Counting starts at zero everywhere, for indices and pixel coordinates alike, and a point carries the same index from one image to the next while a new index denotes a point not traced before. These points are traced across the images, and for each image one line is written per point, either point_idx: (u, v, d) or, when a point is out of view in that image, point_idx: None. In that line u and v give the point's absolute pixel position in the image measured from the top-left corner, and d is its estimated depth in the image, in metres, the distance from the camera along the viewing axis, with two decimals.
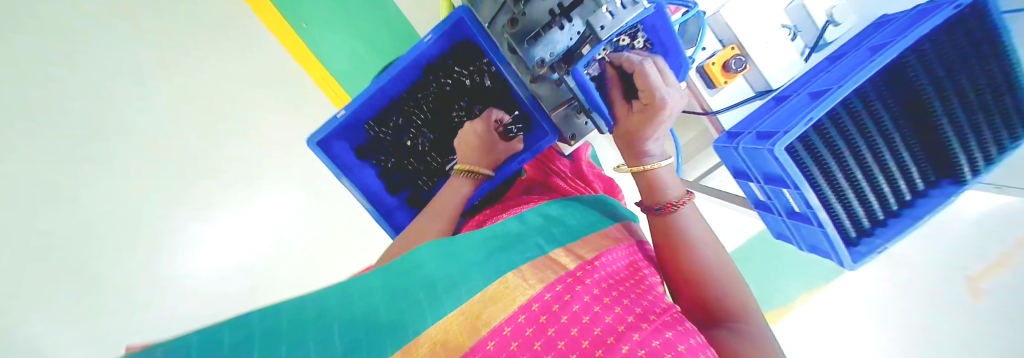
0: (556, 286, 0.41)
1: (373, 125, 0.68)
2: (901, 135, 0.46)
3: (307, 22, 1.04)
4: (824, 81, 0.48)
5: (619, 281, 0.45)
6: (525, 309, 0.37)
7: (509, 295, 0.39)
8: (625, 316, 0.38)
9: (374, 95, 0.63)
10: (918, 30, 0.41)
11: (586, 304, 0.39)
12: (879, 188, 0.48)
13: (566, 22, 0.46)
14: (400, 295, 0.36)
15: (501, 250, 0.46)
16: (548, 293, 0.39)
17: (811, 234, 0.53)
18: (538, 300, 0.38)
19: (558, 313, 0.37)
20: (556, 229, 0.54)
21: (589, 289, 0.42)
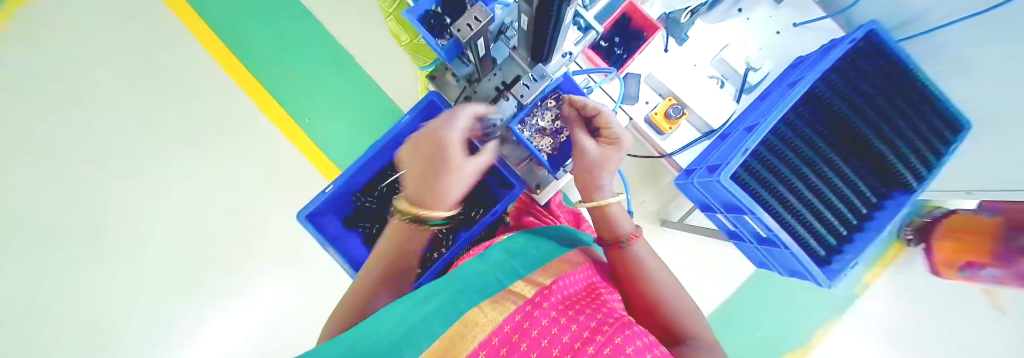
0: (516, 314, 0.37)
1: (360, 195, 0.73)
2: (813, 166, 0.67)
3: (309, 116, 1.10)
4: (750, 120, 0.75)
5: (576, 303, 0.41)
6: (486, 345, 0.32)
7: (471, 329, 0.35)
8: (581, 333, 0.34)
9: (360, 169, 0.69)
10: (810, 77, 0.65)
11: (542, 327, 0.35)
12: (829, 206, 0.65)
13: (509, 93, 0.50)
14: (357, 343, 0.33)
15: (463, 292, 0.43)
16: (509, 324, 0.35)
17: (781, 252, 0.68)
18: (499, 332, 0.34)
19: (520, 341, 0.33)
20: (516, 262, 0.51)
21: (547, 313, 0.38)
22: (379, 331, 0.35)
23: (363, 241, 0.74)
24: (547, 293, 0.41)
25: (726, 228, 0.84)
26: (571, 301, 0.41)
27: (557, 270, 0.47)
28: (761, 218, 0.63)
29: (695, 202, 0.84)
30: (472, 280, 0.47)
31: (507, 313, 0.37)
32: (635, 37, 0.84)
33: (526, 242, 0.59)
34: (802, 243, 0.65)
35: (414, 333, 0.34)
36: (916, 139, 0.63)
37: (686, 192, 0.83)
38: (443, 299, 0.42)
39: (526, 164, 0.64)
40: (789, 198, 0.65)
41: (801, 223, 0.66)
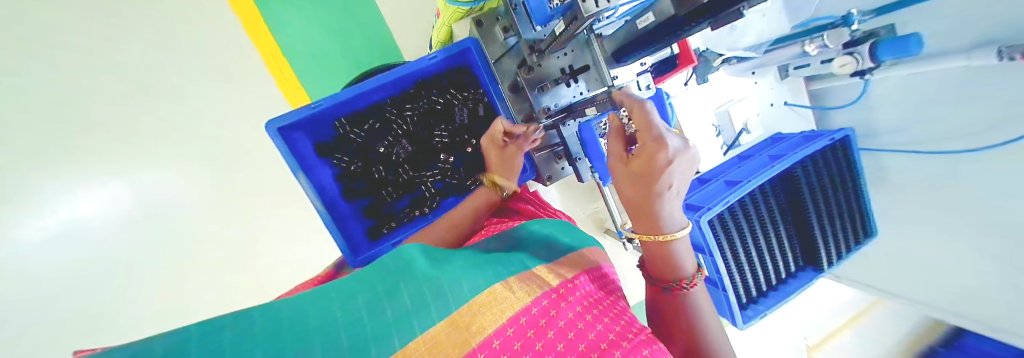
0: (542, 298, 0.35)
1: (344, 124, 0.61)
2: (765, 229, 0.78)
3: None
4: (734, 174, 0.83)
5: (600, 299, 0.39)
6: (512, 322, 0.31)
7: (494, 305, 0.33)
8: (606, 334, 0.32)
9: (357, 95, 0.57)
10: (796, 156, 0.74)
11: (570, 317, 0.34)
12: (762, 265, 0.79)
13: (573, 80, 0.46)
14: (370, 307, 0.31)
15: (487, 261, 0.42)
16: (535, 307, 0.34)
17: (715, 291, 0.80)
18: (527, 313, 0.32)
19: (547, 328, 0.32)
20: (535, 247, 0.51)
21: (573, 306, 0.35)
22: (398, 295, 0.33)
23: (335, 175, 0.64)
24: (572, 286, 0.39)
25: None
26: (595, 297, 0.39)
27: (579, 262, 0.46)
28: (714, 261, 0.72)
29: None
30: (491, 257, 0.45)
31: (535, 297, 0.35)
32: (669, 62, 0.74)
33: (547, 227, 0.56)
34: (735, 288, 0.77)
35: (445, 292, 0.32)
36: (838, 232, 0.79)
37: None
38: (459, 266, 0.39)
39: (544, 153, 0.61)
40: (739, 251, 0.76)
41: (740, 273, 0.78)
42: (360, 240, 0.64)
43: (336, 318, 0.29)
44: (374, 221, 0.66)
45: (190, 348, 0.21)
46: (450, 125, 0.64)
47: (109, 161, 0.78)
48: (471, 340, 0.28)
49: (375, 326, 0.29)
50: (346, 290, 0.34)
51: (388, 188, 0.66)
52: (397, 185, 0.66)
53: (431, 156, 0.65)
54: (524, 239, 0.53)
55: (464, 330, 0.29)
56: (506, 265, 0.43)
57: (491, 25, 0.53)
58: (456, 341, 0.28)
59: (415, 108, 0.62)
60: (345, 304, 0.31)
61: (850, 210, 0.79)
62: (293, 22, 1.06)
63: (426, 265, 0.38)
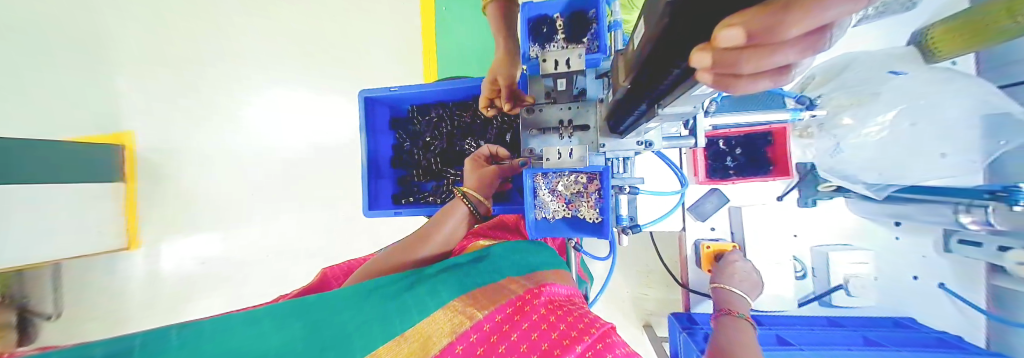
0: (498, 312, 0.39)
1: (414, 110, 0.79)
2: None
3: None
4: (793, 334, 0.64)
5: (564, 305, 0.43)
6: (476, 329, 0.36)
7: (458, 317, 0.38)
8: (570, 332, 0.36)
9: (425, 92, 0.73)
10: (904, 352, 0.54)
11: (532, 322, 0.38)
12: None
13: (568, 134, 0.47)
14: (343, 326, 0.34)
15: (455, 271, 0.47)
16: (498, 315, 0.39)
17: None
18: (486, 323, 0.37)
19: (510, 331, 0.37)
20: (511, 255, 0.53)
21: (533, 313, 0.40)
22: (373, 308, 0.37)
23: (392, 143, 0.81)
24: (537, 292, 0.44)
25: None
26: (557, 304, 0.42)
27: (545, 277, 0.49)
28: None
29: (671, 348, 0.77)
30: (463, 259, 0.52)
31: (494, 310, 0.39)
32: (756, 142, 0.71)
33: (521, 246, 0.57)
34: None
35: (406, 311, 0.37)
36: None
37: (672, 333, 0.76)
38: (435, 284, 0.43)
39: None
40: None
41: None
42: (386, 198, 0.78)
43: (267, 343, 0.30)
44: (401, 190, 0.80)
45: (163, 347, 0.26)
46: (481, 140, 0.72)
47: (255, 77, 1.08)
48: (434, 349, 0.34)
49: (330, 337, 0.32)
50: (323, 297, 0.37)
51: (419, 169, 0.78)
52: (426, 171, 0.77)
53: (460, 159, 0.74)
54: (493, 247, 0.55)
55: (442, 329, 0.36)
56: (475, 275, 0.47)
57: (498, 90, 0.49)
58: (415, 348, 0.34)
59: (463, 116, 0.74)
60: (282, 328, 0.32)
61: None
62: None
63: (393, 293, 0.40)
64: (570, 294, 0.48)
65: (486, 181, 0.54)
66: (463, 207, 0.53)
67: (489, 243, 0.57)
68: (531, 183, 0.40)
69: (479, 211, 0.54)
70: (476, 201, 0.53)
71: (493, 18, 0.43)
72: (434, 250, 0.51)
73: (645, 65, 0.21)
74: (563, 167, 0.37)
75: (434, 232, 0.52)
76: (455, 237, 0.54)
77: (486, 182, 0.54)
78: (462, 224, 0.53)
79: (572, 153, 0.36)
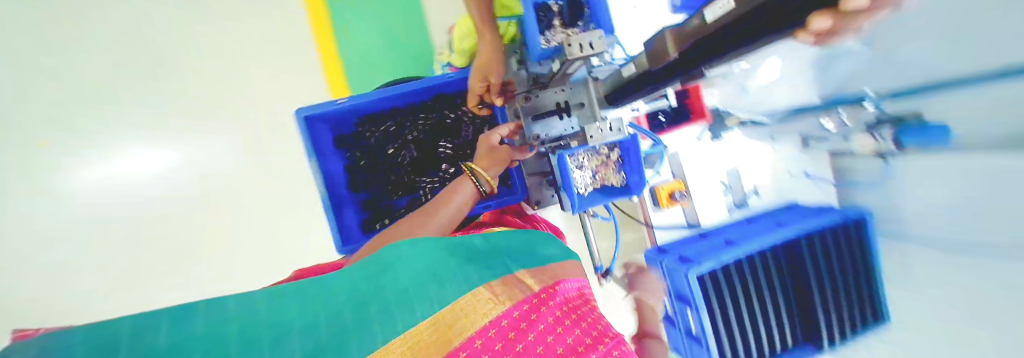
0: (522, 304, 0.36)
1: (364, 122, 0.70)
2: (762, 300, 0.76)
3: None
4: (733, 235, 0.83)
5: (578, 304, 0.40)
6: (494, 324, 0.33)
7: (479, 308, 0.34)
8: (584, 338, 0.34)
9: (380, 99, 0.65)
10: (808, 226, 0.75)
11: (549, 325, 0.35)
12: (755, 337, 0.75)
13: (567, 113, 0.49)
14: (375, 290, 0.33)
15: (472, 256, 0.44)
16: (517, 311, 0.35)
17: (701, 350, 0.79)
18: (508, 316, 0.34)
19: (527, 330, 0.34)
20: (521, 249, 0.50)
21: (551, 312, 0.37)
22: (390, 291, 0.33)
23: (345, 165, 0.70)
24: (553, 291, 0.40)
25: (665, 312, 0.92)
26: (574, 303, 0.40)
27: (560, 272, 0.46)
28: (699, 316, 0.73)
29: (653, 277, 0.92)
30: (483, 249, 0.47)
31: (514, 304, 0.36)
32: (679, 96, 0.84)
33: (532, 238, 0.55)
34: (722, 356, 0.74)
35: (427, 293, 0.34)
36: (850, 320, 0.74)
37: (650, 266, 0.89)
38: (460, 260, 0.41)
39: (537, 178, 0.63)
40: (731, 321, 0.75)
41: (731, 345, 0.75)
42: (354, 228, 0.67)
43: (283, 321, 0.27)
44: (368, 215, 0.69)
45: (180, 314, 0.24)
46: (455, 139, 0.69)
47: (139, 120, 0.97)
48: (454, 341, 0.31)
49: (349, 318, 0.29)
50: (359, 262, 0.37)
51: (389, 187, 0.69)
52: (398, 185, 0.69)
53: (436, 165, 0.69)
54: (504, 237, 0.53)
55: (461, 318, 0.33)
56: (491, 262, 0.44)
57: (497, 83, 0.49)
58: (433, 339, 0.30)
59: (429, 119, 0.69)
60: (296, 309, 0.29)
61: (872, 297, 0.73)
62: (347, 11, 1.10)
63: (411, 270, 0.37)
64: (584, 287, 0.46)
65: (492, 156, 0.54)
66: (470, 183, 0.52)
67: (502, 230, 0.56)
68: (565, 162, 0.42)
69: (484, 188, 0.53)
70: (483, 179, 0.53)
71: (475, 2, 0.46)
72: (443, 223, 0.49)
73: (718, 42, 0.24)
74: (606, 140, 0.42)
75: (444, 203, 0.50)
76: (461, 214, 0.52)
77: (493, 162, 0.54)
78: (468, 203, 0.52)
79: (611, 126, 0.42)
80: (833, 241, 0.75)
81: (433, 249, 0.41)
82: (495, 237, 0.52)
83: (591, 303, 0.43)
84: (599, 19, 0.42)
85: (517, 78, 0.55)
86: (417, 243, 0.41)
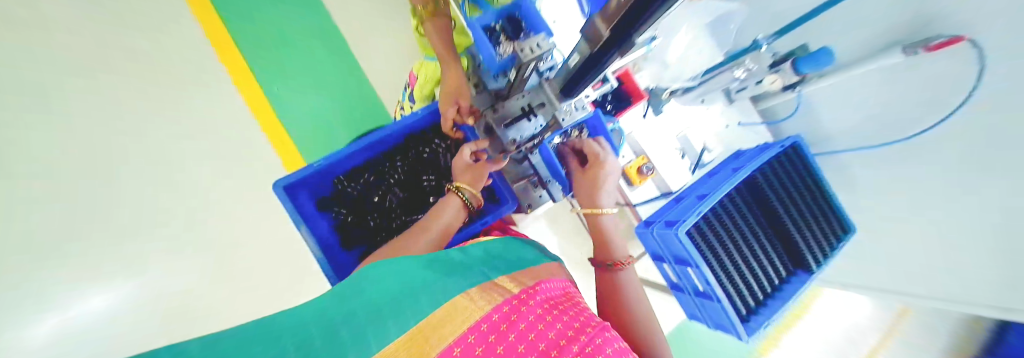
0: (503, 304, 0.34)
1: (342, 179, 0.70)
2: (746, 239, 0.83)
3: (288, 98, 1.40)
4: (700, 189, 0.90)
5: (560, 302, 0.39)
6: (473, 330, 0.30)
7: (455, 316, 0.31)
8: (566, 331, 0.32)
9: (355, 151, 0.67)
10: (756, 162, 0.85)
11: (530, 322, 0.32)
12: (752, 275, 0.81)
13: (534, 115, 0.55)
14: (341, 323, 0.30)
15: (447, 274, 0.42)
16: (496, 313, 0.32)
17: (714, 307, 0.80)
18: (487, 320, 0.31)
19: (508, 331, 0.30)
20: (498, 263, 0.49)
21: (532, 310, 0.35)
22: (362, 321, 0.30)
23: (332, 227, 0.69)
24: (532, 292, 0.38)
25: (670, 280, 0.97)
26: (555, 300, 0.38)
27: (541, 275, 0.45)
28: (701, 271, 0.76)
29: (649, 251, 0.98)
30: (456, 265, 0.45)
31: (491, 308, 0.33)
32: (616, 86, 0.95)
33: (507, 248, 0.57)
34: (732, 300, 0.78)
35: (405, 310, 0.32)
36: (817, 232, 0.84)
37: (643, 240, 0.95)
38: (433, 280, 0.39)
39: (522, 183, 0.68)
40: (728, 265, 0.79)
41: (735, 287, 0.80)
42: None
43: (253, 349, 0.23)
44: None
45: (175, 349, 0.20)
46: (436, 170, 0.72)
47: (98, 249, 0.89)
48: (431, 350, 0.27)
49: (322, 346, 0.26)
50: (324, 303, 0.35)
51: (382, 234, 0.69)
52: (391, 230, 0.69)
53: (423, 200, 0.71)
54: (480, 252, 0.53)
55: (439, 328, 0.30)
56: (466, 277, 0.42)
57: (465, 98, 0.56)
58: (412, 349, 0.27)
59: (406, 159, 0.72)
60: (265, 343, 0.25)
61: (825, 203, 0.86)
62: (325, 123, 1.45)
63: (382, 299, 0.34)
64: (567, 285, 0.47)
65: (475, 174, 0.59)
66: (457, 198, 0.57)
67: (480, 243, 0.56)
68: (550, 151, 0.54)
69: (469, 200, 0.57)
70: (470, 194, 0.58)
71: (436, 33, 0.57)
72: (429, 240, 0.51)
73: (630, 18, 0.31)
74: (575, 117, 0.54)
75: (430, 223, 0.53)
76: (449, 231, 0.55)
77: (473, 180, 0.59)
78: (457, 215, 0.57)
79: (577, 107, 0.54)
80: (785, 168, 0.88)
81: (401, 277, 0.39)
82: (475, 250, 0.53)
83: (572, 298, 0.42)
84: (538, 27, 0.50)
85: (477, 101, 0.60)
86: (386, 275, 0.39)
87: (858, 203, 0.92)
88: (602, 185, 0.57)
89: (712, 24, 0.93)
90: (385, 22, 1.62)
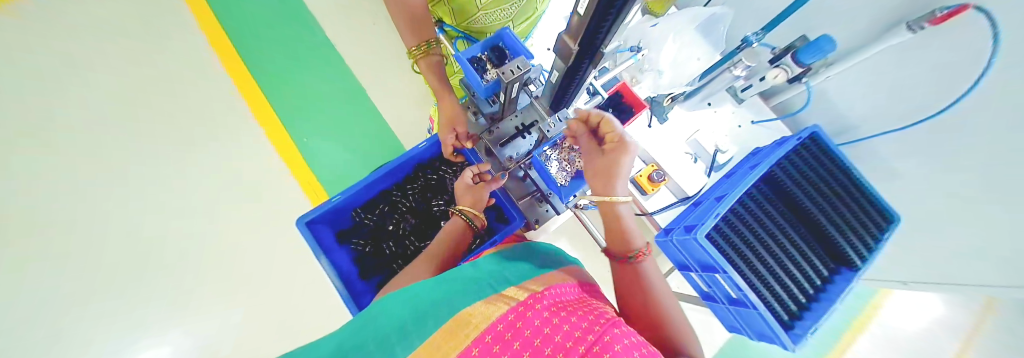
0: (508, 313, 0.32)
1: (358, 212, 0.75)
2: (776, 238, 0.78)
3: (307, 138, 1.58)
4: (721, 189, 0.85)
5: (572, 304, 0.37)
6: (478, 343, 0.28)
7: (460, 330, 0.30)
8: (573, 333, 0.29)
9: (368, 184, 0.72)
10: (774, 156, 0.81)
11: (535, 328, 0.30)
12: (790, 277, 0.74)
13: (528, 132, 0.61)
14: (347, 355, 0.29)
15: (459, 287, 0.41)
16: (501, 323, 0.31)
17: (751, 314, 0.73)
18: (491, 330, 0.29)
19: (512, 340, 0.28)
20: (510, 271, 0.48)
21: (538, 313, 0.33)
22: (368, 346, 0.30)
23: (352, 257, 0.73)
24: (539, 297, 0.36)
25: (701, 290, 0.91)
26: (566, 303, 0.36)
27: (554, 280, 0.43)
28: (730, 277, 0.71)
29: (674, 260, 0.92)
30: (469, 277, 0.44)
31: (494, 319, 0.31)
32: (615, 98, 0.95)
33: (522, 255, 0.54)
34: (770, 306, 0.71)
35: (410, 330, 0.31)
36: (857, 226, 0.77)
37: (665, 249, 0.91)
38: (439, 297, 0.38)
39: (526, 200, 0.68)
40: (760, 267, 0.73)
41: (770, 291, 0.73)
42: None
43: None
44: None
45: None
46: (445, 195, 0.75)
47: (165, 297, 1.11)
48: None
49: None
50: (337, 331, 0.35)
51: (398, 261, 0.72)
52: (406, 256, 0.72)
53: (435, 224, 0.73)
54: (494, 257, 0.51)
55: (443, 346, 0.28)
56: (476, 289, 0.40)
57: (461, 127, 0.60)
58: None
59: (416, 187, 0.76)
60: None
61: (862, 195, 0.79)
62: (348, 164, 1.59)
63: (391, 322, 0.33)
64: (583, 289, 0.45)
65: (478, 196, 0.60)
66: (460, 220, 0.59)
67: (497, 250, 0.54)
68: (542, 164, 0.56)
69: (473, 221, 0.59)
70: (473, 216, 0.59)
71: (431, 72, 0.63)
72: (440, 263, 0.52)
73: (596, 26, 0.33)
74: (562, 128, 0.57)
75: (439, 247, 0.54)
76: (457, 253, 0.56)
77: (476, 202, 0.60)
78: (463, 239, 0.58)
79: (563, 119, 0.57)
80: (807, 161, 0.84)
81: (413, 297, 0.39)
82: (488, 262, 0.50)
83: (592, 303, 0.40)
84: (520, 53, 0.54)
85: (474, 127, 0.64)
86: (399, 295, 0.39)
87: (895, 191, 0.86)
88: (619, 168, 0.49)
89: (701, 29, 0.95)
90: (394, 64, 1.75)
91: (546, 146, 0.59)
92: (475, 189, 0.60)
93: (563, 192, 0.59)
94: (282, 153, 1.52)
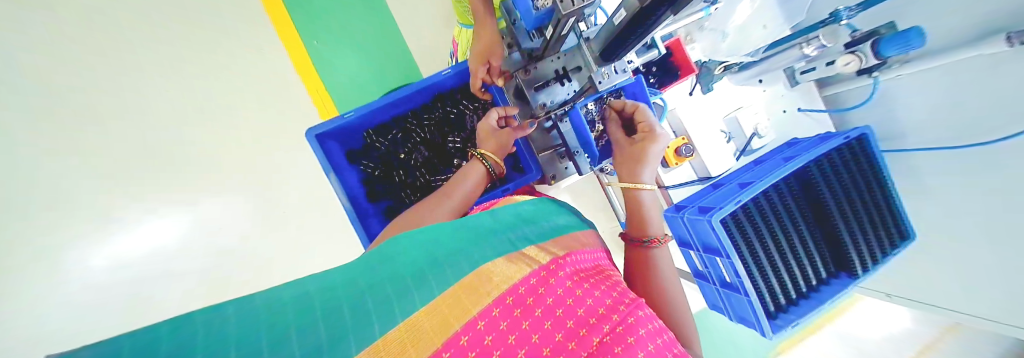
0: (531, 276, 0.33)
1: (370, 134, 0.71)
2: (789, 236, 0.76)
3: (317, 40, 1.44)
4: (749, 176, 0.81)
5: (591, 275, 0.36)
6: (499, 303, 0.29)
7: (482, 287, 0.30)
8: (596, 308, 0.31)
9: (383, 107, 0.67)
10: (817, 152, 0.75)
11: (558, 297, 0.31)
12: (790, 274, 0.75)
13: (567, 80, 0.54)
14: (367, 290, 0.29)
15: (477, 238, 0.40)
16: (524, 285, 0.31)
17: (739, 300, 0.76)
18: (513, 292, 0.30)
19: (535, 306, 0.29)
20: (528, 227, 0.47)
21: (561, 282, 0.33)
22: (386, 285, 0.30)
23: (360, 178, 0.72)
24: (562, 262, 0.36)
25: (695, 268, 0.93)
26: (586, 273, 0.36)
27: (572, 245, 0.42)
28: (731, 264, 0.71)
29: (676, 236, 0.93)
30: (488, 228, 0.43)
31: (519, 280, 0.31)
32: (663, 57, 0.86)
33: (540, 210, 0.52)
34: (761, 297, 0.73)
35: (428, 278, 0.31)
36: (874, 238, 0.75)
37: (672, 225, 0.90)
38: (460, 248, 0.37)
39: (547, 153, 0.65)
40: (764, 261, 0.73)
41: (766, 283, 0.74)
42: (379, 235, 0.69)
43: (284, 313, 0.23)
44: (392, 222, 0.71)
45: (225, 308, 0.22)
46: (462, 132, 0.71)
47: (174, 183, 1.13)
48: (456, 322, 0.26)
49: (350, 312, 0.26)
50: (354, 261, 0.35)
51: (407, 191, 0.71)
52: (415, 187, 0.70)
53: (448, 161, 0.71)
54: (512, 209, 0.50)
55: (467, 300, 0.29)
56: (495, 243, 0.40)
57: (495, 59, 0.53)
58: (435, 322, 0.26)
59: (433, 118, 0.72)
60: (297, 304, 0.25)
61: (892, 209, 0.76)
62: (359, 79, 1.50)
63: (409, 264, 0.33)
64: (600, 256, 0.44)
65: (503, 143, 0.56)
66: (481, 166, 0.55)
67: (515, 202, 0.53)
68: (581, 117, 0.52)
69: (493, 167, 0.56)
70: (493, 162, 0.56)
71: None
72: (456, 205, 0.51)
73: None
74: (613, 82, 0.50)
75: (455, 188, 0.52)
76: (472, 197, 0.54)
77: (499, 148, 0.56)
78: (480, 184, 0.55)
79: (617, 70, 0.50)
80: (848, 164, 0.77)
81: (431, 239, 0.38)
82: (505, 213, 0.49)
83: (609, 274, 0.39)
84: None
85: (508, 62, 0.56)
86: (416, 235, 0.38)
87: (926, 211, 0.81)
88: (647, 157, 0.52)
89: None
90: None
91: (588, 98, 0.54)
92: (501, 135, 0.56)
93: (593, 152, 0.55)
94: (288, 50, 1.38)
